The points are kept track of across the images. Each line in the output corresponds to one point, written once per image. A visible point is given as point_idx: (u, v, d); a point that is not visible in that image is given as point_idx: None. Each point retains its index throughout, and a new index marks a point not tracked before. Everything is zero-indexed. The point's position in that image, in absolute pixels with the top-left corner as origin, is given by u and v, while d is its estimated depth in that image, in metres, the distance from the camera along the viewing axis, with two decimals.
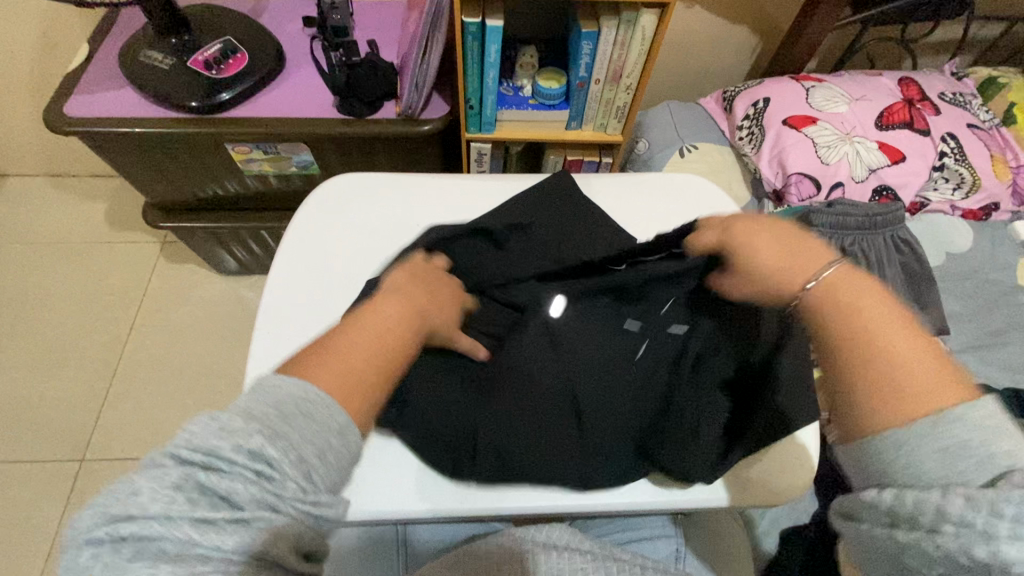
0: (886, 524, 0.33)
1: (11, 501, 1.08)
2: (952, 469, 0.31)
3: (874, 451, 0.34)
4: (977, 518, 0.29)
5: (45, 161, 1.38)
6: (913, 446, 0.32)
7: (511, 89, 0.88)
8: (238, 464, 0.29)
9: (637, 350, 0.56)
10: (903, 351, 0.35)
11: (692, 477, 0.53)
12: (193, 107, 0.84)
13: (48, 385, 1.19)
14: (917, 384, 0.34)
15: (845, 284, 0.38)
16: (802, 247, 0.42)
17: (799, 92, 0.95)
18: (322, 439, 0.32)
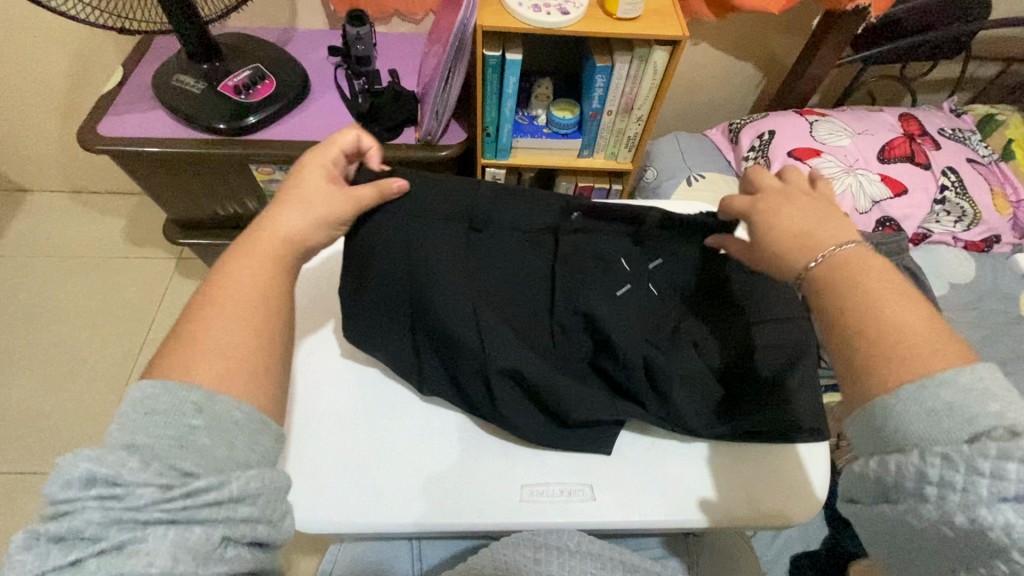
0: (876, 496, 0.38)
1: (16, 512, 1.08)
2: (939, 430, 0.34)
3: (870, 418, 0.37)
4: (957, 478, 0.33)
5: (68, 178, 1.42)
6: (901, 411, 0.35)
7: (526, 118, 0.92)
8: (80, 496, 0.33)
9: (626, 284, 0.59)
10: (906, 318, 0.37)
11: (685, 417, 0.57)
12: (221, 129, 0.88)
13: (59, 396, 1.20)
14: (914, 345, 0.37)
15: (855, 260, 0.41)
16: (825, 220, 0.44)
17: (802, 127, 0.98)
18: (174, 429, 0.35)
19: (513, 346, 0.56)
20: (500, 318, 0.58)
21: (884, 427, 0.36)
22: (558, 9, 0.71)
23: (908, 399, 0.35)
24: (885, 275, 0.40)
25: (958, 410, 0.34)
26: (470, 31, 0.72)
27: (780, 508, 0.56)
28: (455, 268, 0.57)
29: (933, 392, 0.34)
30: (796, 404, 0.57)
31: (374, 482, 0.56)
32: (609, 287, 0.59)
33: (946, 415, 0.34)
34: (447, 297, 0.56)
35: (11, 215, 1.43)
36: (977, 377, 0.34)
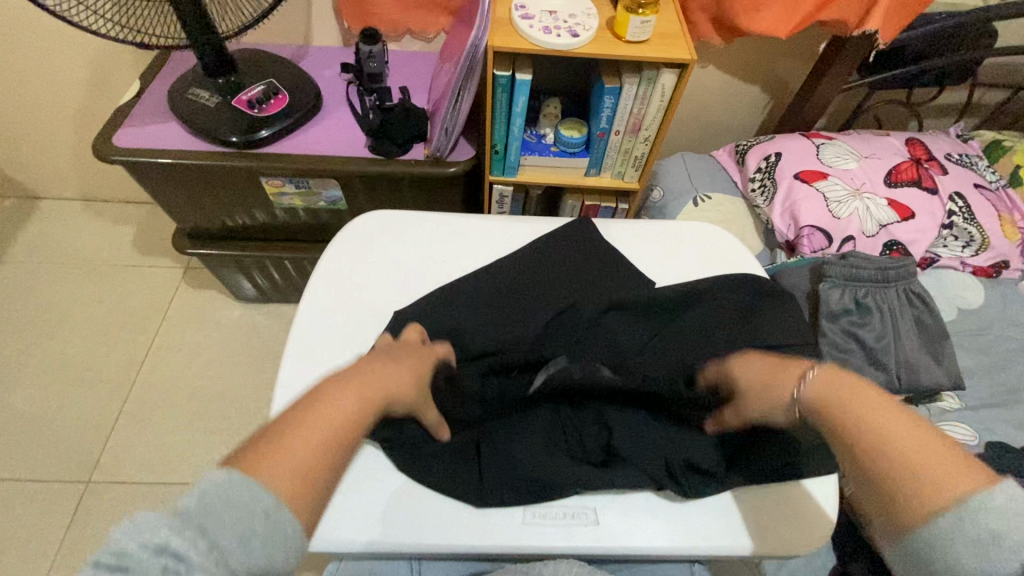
0: None
1: (12, 520, 1.07)
2: (988, 563, 0.33)
3: (916, 551, 0.36)
4: None
5: (81, 186, 1.44)
6: (945, 542, 0.34)
7: (534, 137, 0.92)
8: (144, 559, 0.31)
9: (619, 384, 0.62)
10: (910, 439, 0.39)
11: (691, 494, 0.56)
12: (233, 142, 0.88)
13: (62, 403, 1.20)
14: (934, 467, 0.37)
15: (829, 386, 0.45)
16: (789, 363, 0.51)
17: (809, 150, 0.99)
18: (241, 525, 0.34)
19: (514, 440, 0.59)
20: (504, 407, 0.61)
21: (932, 562, 0.35)
22: (569, 31, 0.72)
23: (949, 529, 0.34)
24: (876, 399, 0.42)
25: (1001, 541, 0.33)
26: (481, 51, 0.73)
27: (786, 540, 0.55)
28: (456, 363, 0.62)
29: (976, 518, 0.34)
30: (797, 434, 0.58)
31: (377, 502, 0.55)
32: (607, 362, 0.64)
33: (993, 547, 0.33)
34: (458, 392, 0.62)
35: (23, 222, 1.45)
36: (1012, 498, 0.34)
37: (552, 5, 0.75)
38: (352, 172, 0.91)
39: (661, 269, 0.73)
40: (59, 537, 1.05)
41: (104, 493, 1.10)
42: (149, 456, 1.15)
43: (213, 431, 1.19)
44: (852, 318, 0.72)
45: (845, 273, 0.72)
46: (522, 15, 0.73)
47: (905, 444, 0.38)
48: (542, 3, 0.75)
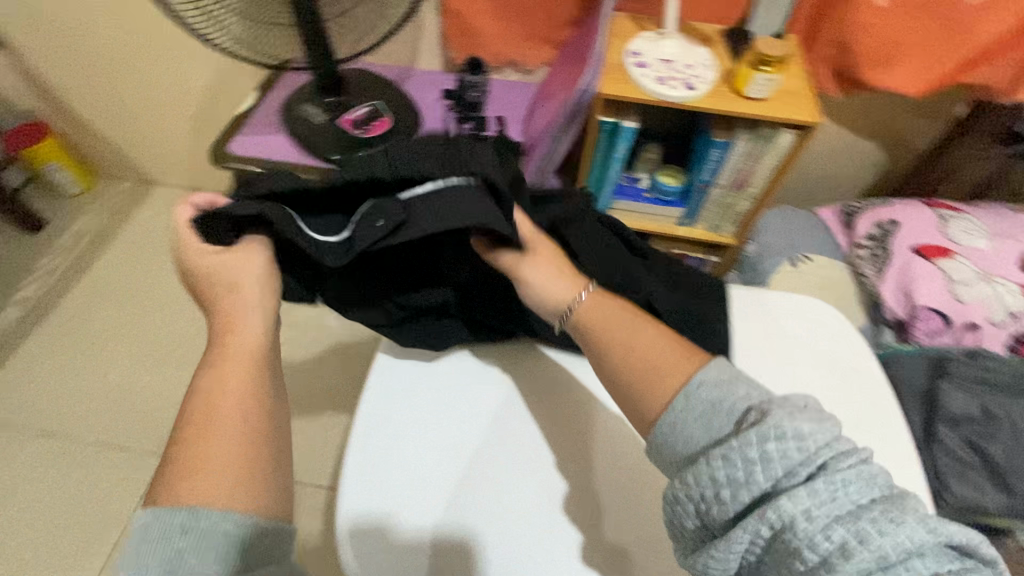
0: (695, 516, 0.44)
1: (94, 481, 1.15)
2: (712, 426, 0.45)
3: (667, 438, 0.47)
4: (738, 472, 0.41)
5: (191, 177, 1.57)
6: (679, 421, 0.46)
7: (628, 180, 0.89)
8: None
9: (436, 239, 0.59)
10: (653, 346, 0.51)
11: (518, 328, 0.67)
12: (334, 160, 0.92)
13: (150, 376, 1.29)
14: (654, 355, 0.50)
15: (599, 304, 0.55)
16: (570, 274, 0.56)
17: (932, 221, 0.89)
18: (166, 556, 0.39)
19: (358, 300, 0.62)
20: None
21: (673, 442, 0.46)
22: (685, 83, 0.70)
23: (680, 408, 0.46)
24: (635, 328, 0.53)
25: (710, 408, 0.45)
26: (589, 96, 0.71)
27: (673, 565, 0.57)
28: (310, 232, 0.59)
29: (693, 397, 0.46)
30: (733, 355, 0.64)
31: (383, 479, 0.59)
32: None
33: (714, 415, 0.45)
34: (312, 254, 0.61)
35: (137, 204, 1.59)
36: (719, 373, 0.47)
37: (669, 54, 0.72)
38: None
39: (755, 344, 0.68)
40: (132, 505, 1.13)
41: None
42: None
43: None
44: (978, 426, 0.66)
45: (971, 375, 0.68)
46: (637, 63, 0.71)
47: (638, 350, 0.51)
48: (660, 51, 0.72)
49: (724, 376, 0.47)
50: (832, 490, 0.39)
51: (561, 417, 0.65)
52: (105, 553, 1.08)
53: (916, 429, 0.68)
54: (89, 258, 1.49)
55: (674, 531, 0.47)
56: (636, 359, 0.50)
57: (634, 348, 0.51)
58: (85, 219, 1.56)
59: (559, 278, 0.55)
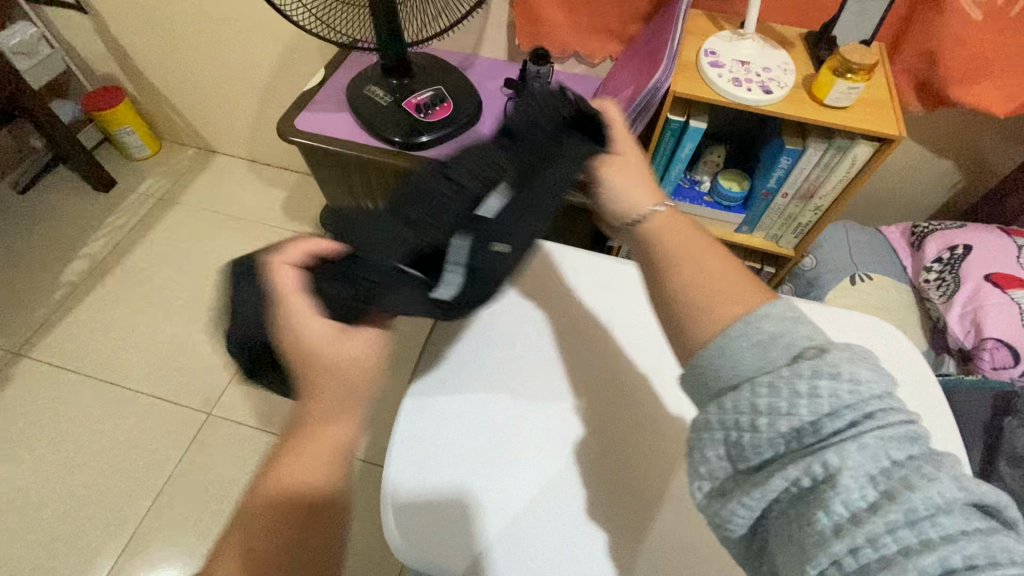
0: (723, 454, 0.40)
1: (144, 430, 1.22)
2: (766, 356, 0.40)
3: (711, 365, 0.42)
4: (781, 403, 0.37)
5: (252, 148, 1.63)
6: (730, 346, 0.42)
7: (688, 182, 0.88)
8: None
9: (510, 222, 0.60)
10: (717, 271, 0.46)
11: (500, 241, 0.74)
12: (396, 141, 0.94)
13: (202, 335, 1.35)
14: (722, 283, 0.45)
15: (667, 221, 0.51)
16: (645, 187, 0.55)
17: (1010, 248, 0.85)
18: None
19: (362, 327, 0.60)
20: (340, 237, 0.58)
21: (715, 368, 0.42)
22: (761, 86, 0.68)
23: (735, 335, 0.42)
24: (697, 245, 0.48)
25: (767, 338, 0.41)
26: (660, 94, 0.70)
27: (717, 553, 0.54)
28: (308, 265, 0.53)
29: (753, 326, 0.41)
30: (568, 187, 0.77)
31: (434, 449, 0.59)
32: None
33: (770, 345, 0.40)
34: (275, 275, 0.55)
35: (200, 171, 1.66)
36: (787, 312, 0.42)
37: (746, 55, 0.70)
38: None
39: None
40: (178, 456, 1.19)
41: (219, 427, 1.22)
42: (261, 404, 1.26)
43: None
44: None
45: None
46: (712, 62, 0.70)
47: (699, 271, 0.46)
48: (736, 52, 0.71)
49: (790, 312, 0.42)
50: (881, 444, 0.35)
51: (618, 412, 0.62)
52: (150, 499, 1.14)
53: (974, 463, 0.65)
54: (152, 220, 1.57)
55: (691, 473, 0.43)
56: (702, 279, 0.45)
57: (702, 265, 0.47)
58: (151, 183, 1.64)
59: (638, 188, 0.55)
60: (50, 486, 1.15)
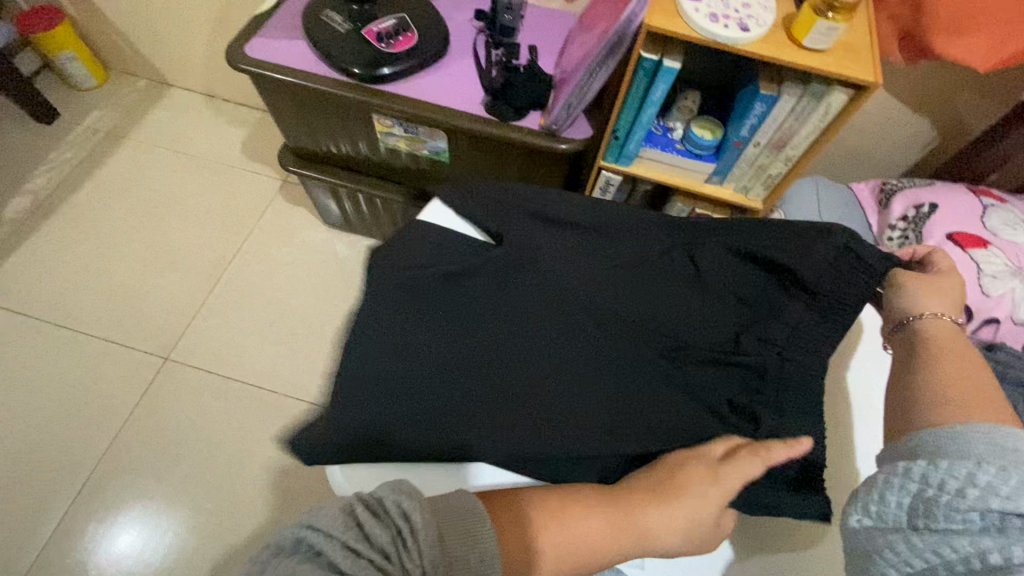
0: (907, 508, 0.45)
1: (99, 375, 1.18)
2: (1005, 456, 0.44)
3: (937, 437, 0.47)
4: (1001, 486, 0.42)
5: (208, 82, 1.52)
6: (967, 429, 0.46)
7: (660, 128, 0.85)
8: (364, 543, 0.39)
9: (715, 310, 0.65)
10: (973, 376, 0.51)
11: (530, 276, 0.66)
12: (355, 74, 0.87)
13: (156, 279, 1.30)
14: (979, 384, 0.50)
15: (938, 331, 0.56)
16: (940, 289, 0.59)
17: (973, 208, 0.85)
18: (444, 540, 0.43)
19: (487, 422, 0.58)
20: (600, 358, 0.64)
21: (947, 440, 0.46)
22: (739, 23, 0.64)
23: (979, 427, 0.46)
24: (960, 349, 0.54)
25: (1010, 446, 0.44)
26: (634, 28, 0.66)
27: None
28: (610, 411, 0.61)
29: (996, 433, 0.45)
30: (530, 228, 0.67)
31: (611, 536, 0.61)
32: (660, 281, 0.65)
33: (1006, 451, 0.44)
34: (533, 410, 0.60)
35: (151, 104, 1.55)
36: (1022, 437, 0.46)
37: None
38: (462, 129, 0.87)
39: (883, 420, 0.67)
40: (134, 401, 1.16)
41: (178, 373, 1.19)
42: (222, 350, 1.23)
43: (279, 341, 1.24)
44: None
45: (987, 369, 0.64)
46: None
47: (962, 372, 0.51)
48: None
49: None
50: None
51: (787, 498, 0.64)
52: (106, 444, 1.12)
53: None
54: (100, 155, 1.47)
55: (861, 519, 0.48)
56: (955, 375, 0.51)
57: (956, 366, 0.52)
58: (98, 115, 1.52)
59: (934, 297, 0.58)
60: None
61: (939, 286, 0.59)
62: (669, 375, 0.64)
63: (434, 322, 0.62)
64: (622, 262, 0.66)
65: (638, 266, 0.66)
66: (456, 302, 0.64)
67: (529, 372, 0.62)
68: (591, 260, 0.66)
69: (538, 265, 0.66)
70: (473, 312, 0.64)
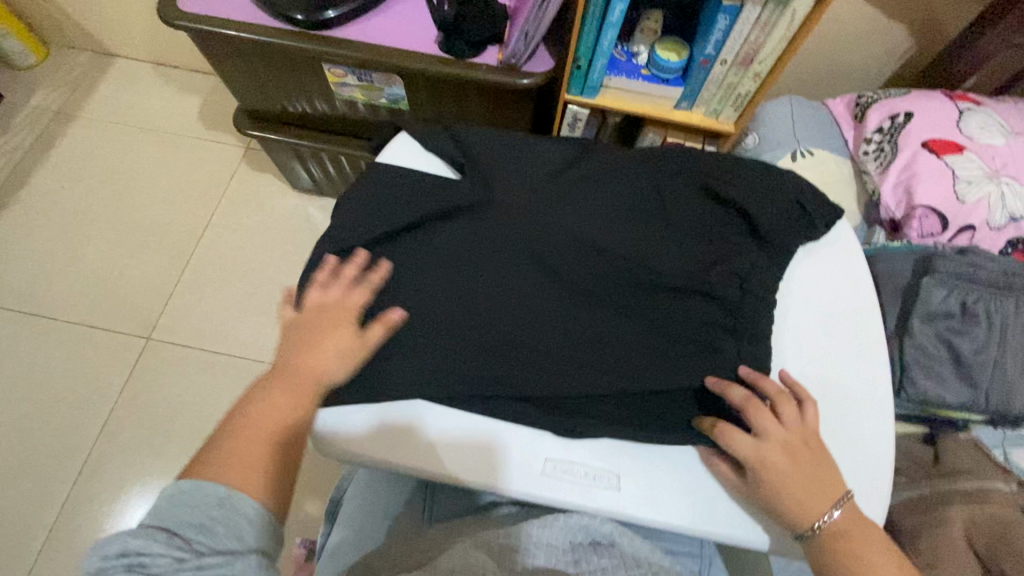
0: None
1: (83, 361, 1.17)
2: None
3: None
4: None
5: (153, 49, 1.44)
6: None
7: (624, 54, 0.81)
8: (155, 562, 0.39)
9: (680, 241, 0.61)
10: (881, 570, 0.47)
11: (483, 209, 0.61)
12: (298, 20, 0.82)
13: (127, 261, 1.27)
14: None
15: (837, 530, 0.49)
16: (811, 489, 0.50)
17: (949, 114, 0.83)
18: (216, 519, 0.43)
19: (436, 367, 0.55)
20: (568, 297, 0.59)
21: None
22: None
23: None
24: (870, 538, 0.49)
25: None
26: None
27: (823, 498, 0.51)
28: (572, 349, 0.57)
29: None
30: (482, 155, 0.64)
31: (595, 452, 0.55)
32: (628, 217, 0.62)
33: None
34: (489, 351, 0.56)
35: (97, 78, 1.47)
36: None
37: None
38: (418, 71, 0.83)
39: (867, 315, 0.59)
40: (122, 382, 1.16)
41: (162, 351, 1.18)
42: (203, 325, 1.21)
43: (259, 313, 1.23)
44: (951, 322, 0.63)
45: (956, 271, 0.63)
46: None
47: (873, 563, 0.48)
48: None
49: None
50: None
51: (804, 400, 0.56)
52: (99, 427, 1.12)
53: (892, 323, 0.66)
54: (51, 137, 1.40)
55: None
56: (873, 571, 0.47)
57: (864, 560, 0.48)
58: (43, 94, 1.44)
59: (808, 495, 0.49)
60: None
61: (783, 466, 0.50)
62: (633, 310, 0.59)
63: (397, 271, 0.59)
64: (578, 192, 0.62)
65: (597, 195, 0.62)
66: (416, 251, 0.61)
67: (477, 310, 0.58)
68: (545, 188, 0.62)
69: (489, 196, 0.62)
70: (433, 259, 0.60)
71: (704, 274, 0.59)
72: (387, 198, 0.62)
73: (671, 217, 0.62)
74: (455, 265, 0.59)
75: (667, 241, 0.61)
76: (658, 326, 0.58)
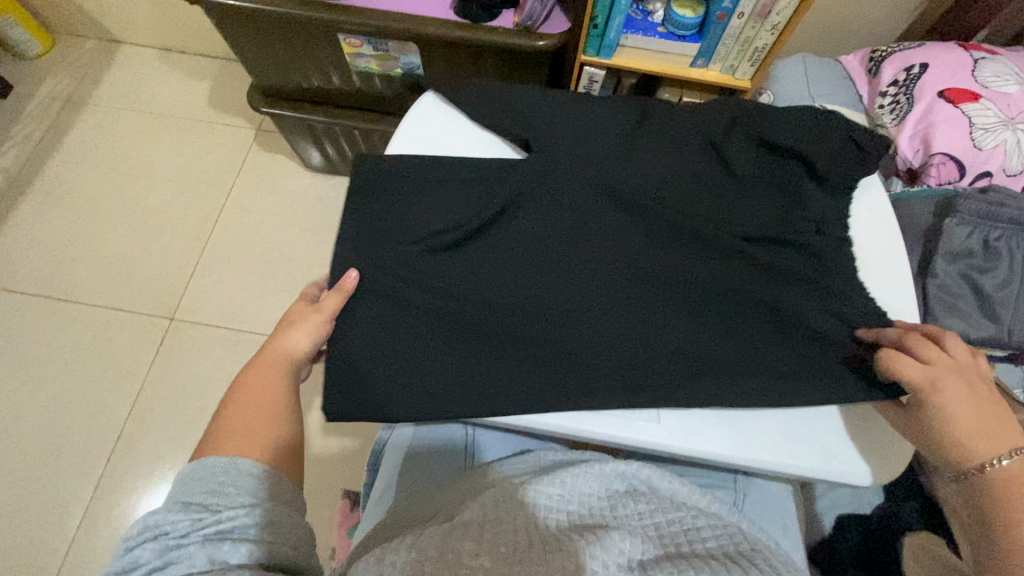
0: None
1: (109, 343, 1.19)
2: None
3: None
4: None
5: (158, 33, 1.44)
6: None
7: (641, 13, 0.81)
8: (177, 528, 0.42)
9: (747, 191, 0.62)
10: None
11: (545, 169, 0.62)
12: None
13: (146, 244, 1.28)
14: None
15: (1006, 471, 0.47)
16: (986, 428, 0.48)
17: (964, 63, 0.83)
18: (227, 482, 0.46)
19: (502, 321, 0.58)
20: (639, 250, 0.60)
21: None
22: None
23: None
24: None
25: None
26: None
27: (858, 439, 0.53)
28: (649, 300, 0.59)
29: None
30: (534, 114, 0.64)
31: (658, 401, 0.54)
32: (690, 171, 0.63)
33: None
34: (565, 305, 0.58)
35: (104, 66, 1.47)
36: None
37: None
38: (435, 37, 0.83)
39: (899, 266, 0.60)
40: (149, 361, 1.18)
41: (187, 330, 1.20)
42: (226, 303, 1.23)
43: (281, 290, 1.25)
44: (974, 261, 0.64)
45: (980, 210, 0.63)
46: None
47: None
48: None
49: None
50: None
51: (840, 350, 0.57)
52: (129, 405, 1.15)
53: (915, 265, 0.68)
54: (64, 126, 1.41)
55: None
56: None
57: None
58: (52, 83, 1.44)
59: (980, 434, 0.48)
60: (22, 405, 1.14)
61: (960, 400, 0.49)
62: (706, 261, 0.60)
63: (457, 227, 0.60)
64: (633, 149, 0.64)
65: (658, 151, 0.63)
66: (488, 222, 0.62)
67: (542, 266, 0.60)
68: (601, 146, 0.63)
69: (548, 157, 0.62)
70: (499, 223, 0.62)
71: (773, 221, 0.60)
72: (421, 166, 0.63)
73: (737, 167, 0.62)
74: (523, 226, 0.61)
75: (734, 192, 0.62)
76: (733, 274, 0.59)
